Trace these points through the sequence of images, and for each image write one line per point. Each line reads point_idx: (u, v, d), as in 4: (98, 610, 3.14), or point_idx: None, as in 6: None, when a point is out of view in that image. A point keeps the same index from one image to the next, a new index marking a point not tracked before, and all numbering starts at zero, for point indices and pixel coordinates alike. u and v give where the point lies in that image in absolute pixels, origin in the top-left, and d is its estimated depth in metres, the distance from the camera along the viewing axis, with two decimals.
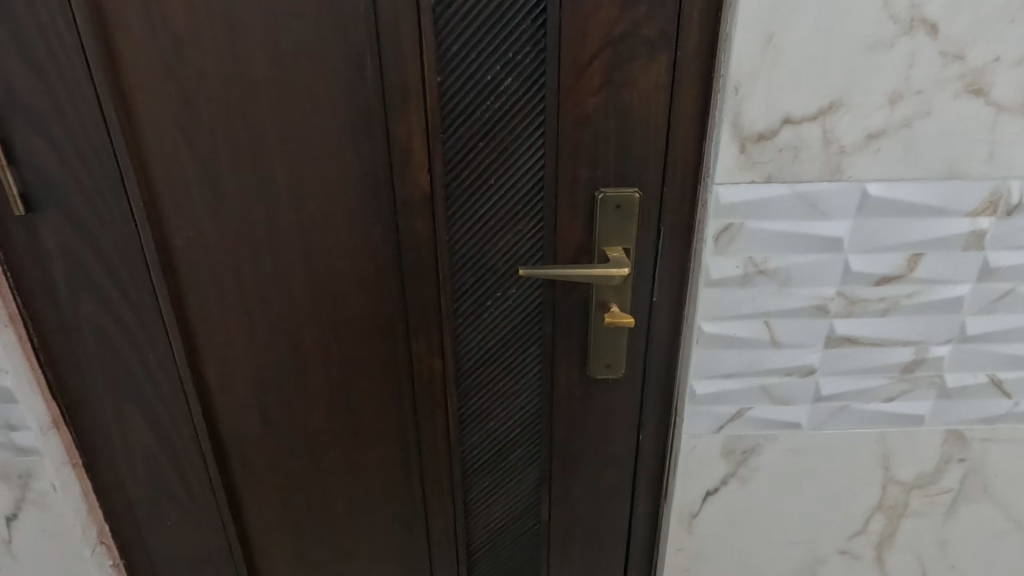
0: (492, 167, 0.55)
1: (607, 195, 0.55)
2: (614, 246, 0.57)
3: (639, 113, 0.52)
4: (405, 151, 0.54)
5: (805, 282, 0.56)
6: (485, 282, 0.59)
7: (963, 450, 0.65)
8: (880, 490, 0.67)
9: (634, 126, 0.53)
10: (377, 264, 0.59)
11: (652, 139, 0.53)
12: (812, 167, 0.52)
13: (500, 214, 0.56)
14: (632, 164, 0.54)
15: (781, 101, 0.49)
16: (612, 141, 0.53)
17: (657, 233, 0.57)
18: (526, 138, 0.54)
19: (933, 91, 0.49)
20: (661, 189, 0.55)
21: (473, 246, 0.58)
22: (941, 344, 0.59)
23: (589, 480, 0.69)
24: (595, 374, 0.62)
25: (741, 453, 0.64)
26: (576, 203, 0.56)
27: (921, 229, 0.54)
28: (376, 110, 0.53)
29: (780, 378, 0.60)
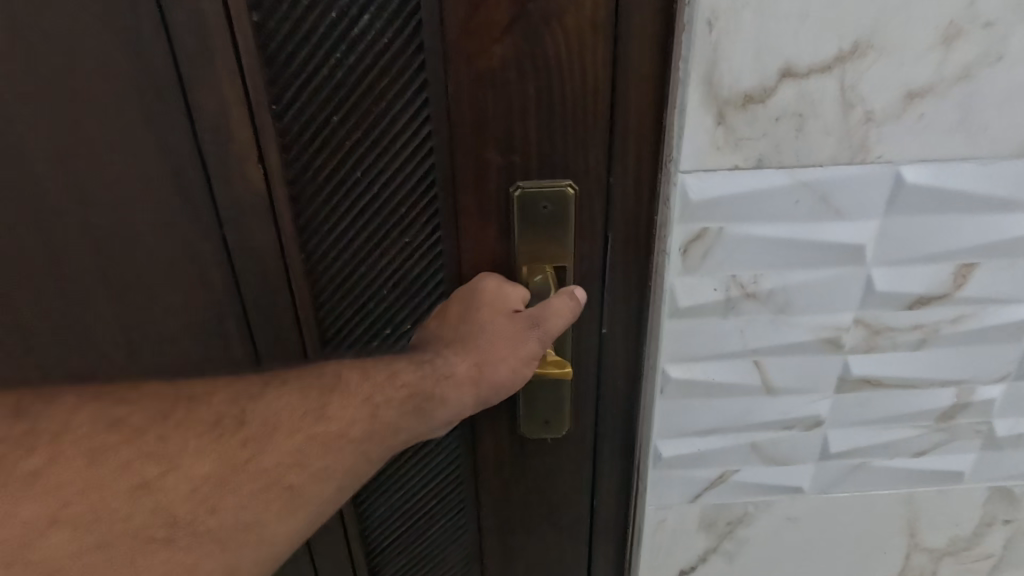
0: (353, 149, 0.39)
1: (529, 189, 0.38)
2: (545, 265, 0.40)
3: (569, 67, 0.35)
4: (220, 127, 0.38)
5: (812, 308, 0.40)
6: (360, 304, 0.44)
7: (1011, 509, 0.50)
8: (904, 560, 0.52)
9: (562, 87, 0.35)
10: (218, 286, 0.44)
11: (591, 108, 0.36)
12: (824, 144, 0.35)
13: (372, 215, 0.41)
14: (564, 147, 0.37)
15: (777, 44, 0.32)
16: (533, 112, 0.36)
17: (604, 244, 0.40)
18: (402, 110, 0.37)
19: (1009, 23, 0.32)
20: (606, 180, 0.38)
21: (337, 256, 0.43)
22: (992, 383, 0.43)
23: (530, 563, 0.53)
24: (528, 433, 0.45)
25: (725, 525, 0.49)
26: (484, 203, 0.39)
27: (977, 230, 0.37)
28: (180, 69, 0.36)
29: (776, 433, 0.45)
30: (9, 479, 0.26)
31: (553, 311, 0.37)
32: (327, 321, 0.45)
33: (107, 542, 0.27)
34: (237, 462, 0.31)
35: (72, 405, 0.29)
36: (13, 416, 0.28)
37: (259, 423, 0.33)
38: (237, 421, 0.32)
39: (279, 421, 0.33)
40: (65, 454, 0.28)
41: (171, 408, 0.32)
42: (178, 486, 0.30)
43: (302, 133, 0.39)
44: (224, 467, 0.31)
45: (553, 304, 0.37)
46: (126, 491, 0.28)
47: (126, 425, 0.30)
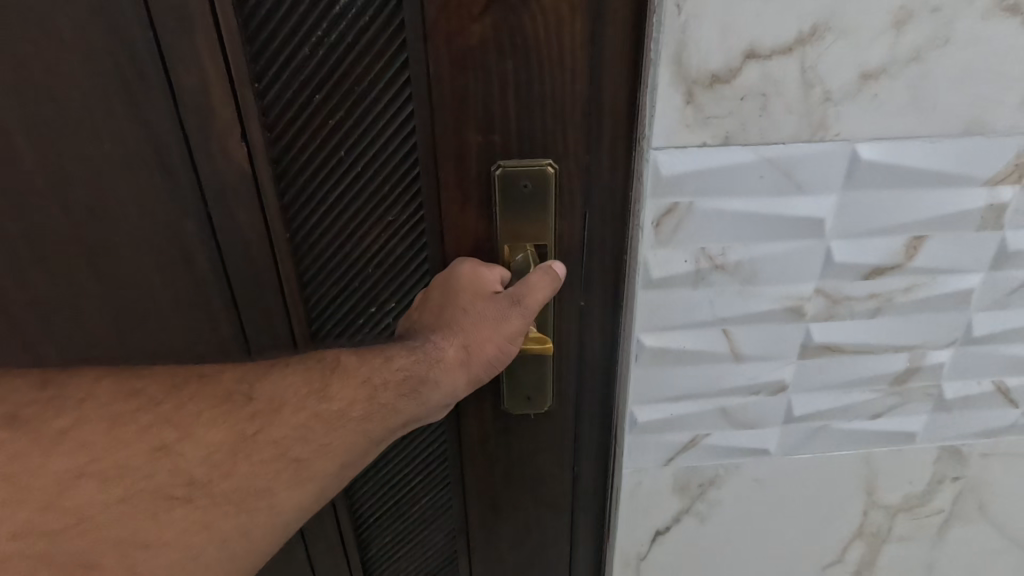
0: (336, 128, 0.40)
1: (509, 169, 0.39)
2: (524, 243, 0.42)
3: (546, 46, 0.36)
4: (201, 106, 0.39)
5: (775, 279, 0.42)
6: (346, 279, 0.46)
7: (959, 467, 0.54)
8: (862, 516, 0.56)
9: (540, 67, 0.36)
10: (202, 262, 0.45)
11: (569, 88, 0.37)
12: (787, 122, 0.37)
13: (356, 192, 0.42)
14: (541, 126, 0.38)
15: (742, 26, 0.34)
16: (511, 92, 0.37)
17: (583, 223, 0.41)
18: (383, 90, 0.39)
19: (955, 8, 0.34)
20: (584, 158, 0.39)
21: (321, 234, 0.44)
22: (942, 348, 0.47)
23: (515, 530, 0.55)
24: (512, 408, 0.47)
25: (698, 487, 0.52)
26: (466, 181, 0.40)
27: (926, 203, 0.40)
28: (161, 44, 0.37)
29: (745, 398, 0.47)
30: (42, 434, 0.29)
31: (532, 286, 0.39)
32: (313, 296, 0.47)
33: (126, 497, 0.30)
34: (246, 433, 0.34)
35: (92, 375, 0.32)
36: (42, 381, 0.30)
37: (266, 400, 0.35)
38: (247, 396, 0.35)
39: (285, 401, 0.35)
40: (91, 419, 0.30)
41: (186, 382, 0.34)
42: (194, 452, 0.32)
43: (286, 112, 0.40)
44: (234, 439, 0.34)
45: (532, 280, 0.39)
46: (147, 452, 0.31)
47: (142, 394, 0.32)
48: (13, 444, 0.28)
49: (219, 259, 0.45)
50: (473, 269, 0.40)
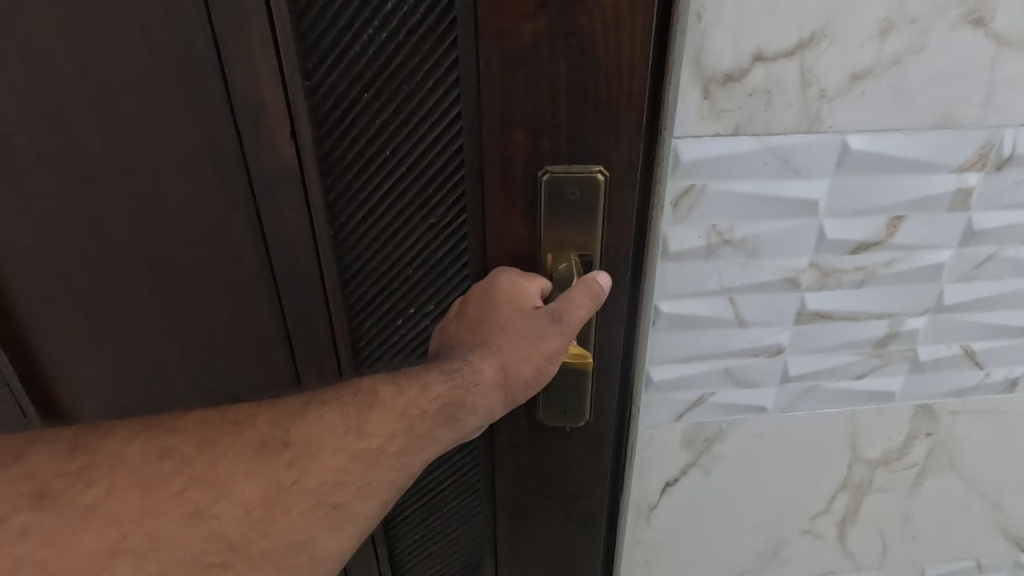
0: (382, 116, 0.46)
1: (556, 175, 0.44)
2: (571, 235, 0.46)
3: (598, 52, 0.39)
4: (253, 96, 0.47)
5: (775, 253, 0.48)
6: (381, 252, 0.52)
7: (931, 424, 0.61)
8: (846, 470, 0.63)
9: (593, 71, 0.40)
10: (246, 228, 0.53)
11: (616, 93, 0.41)
12: (788, 116, 0.43)
13: (396, 174, 0.48)
14: (590, 124, 0.42)
15: (753, 33, 0.40)
16: (563, 93, 0.41)
17: (620, 228, 0.46)
18: (429, 111, 0.45)
19: (930, 20, 0.41)
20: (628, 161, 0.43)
21: (358, 210, 0.51)
22: (917, 315, 0.54)
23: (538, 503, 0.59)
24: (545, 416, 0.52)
25: (703, 441, 0.58)
26: (513, 180, 0.44)
27: (905, 186, 0.47)
28: (220, 43, 0.45)
29: (747, 359, 0.54)
30: (74, 510, 0.32)
31: (571, 305, 0.44)
32: (347, 266, 0.54)
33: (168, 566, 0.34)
34: (285, 484, 0.38)
35: (126, 437, 0.36)
36: (73, 450, 0.34)
37: (302, 445, 0.39)
38: (283, 443, 0.39)
39: (320, 443, 0.39)
40: (121, 486, 0.34)
41: (219, 436, 0.38)
42: (228, 511, 0.36)
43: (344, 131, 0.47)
44: (269, 492, 0.37)
45: (573, 297, 0.44)
46: (183, 516, 0.35)
47: (176, 453, 0.36)
48: (47, 525, 0.32)
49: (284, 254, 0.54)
50: (515, 288, 0.45)
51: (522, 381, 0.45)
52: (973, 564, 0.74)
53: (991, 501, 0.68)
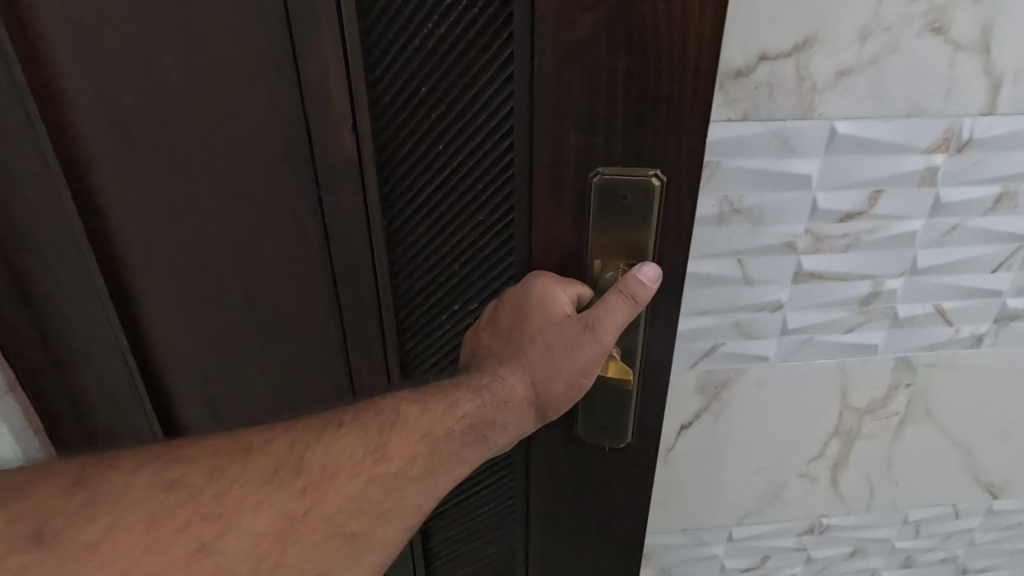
0: (438, 109, 0.49)
1: (608, 177, 0.45)
2: (621, 237, 0.47)
3: (661, 50, 0.40)
4: (321, 92, 0.53)
5: (776, 220, 0.58)
6: (429, 238, 0.55)
7: (910, 375, 0.70)
8: (838, 417, 0.72)
9: (652, 68, 0.41)
10: (308, 208, 0.59)
11: (673, 96, 0.42)
12: (786, 105, 0.53)
13: (449, 164, 0.51)
14: (648, 124, 0.43)
15: (758, 37, 0.50)
16: (620, 90, 0.42)
17: (665, 233, 0.47)
18: (481, 112, 0.47)
19: (899, 28, 0.51)
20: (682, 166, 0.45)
21: (411, 197, 0.54)
22: (896, 277, 0.63)
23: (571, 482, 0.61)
24: (586, 429, 0.56)
25: (715, 387, 0.68)
26: (568, 176, 0.46)
27: (883, 164, 0.57)
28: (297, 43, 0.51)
29: (752, 313, 0.63)
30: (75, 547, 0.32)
31: (604, 316, 0.46)
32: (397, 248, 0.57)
33: None
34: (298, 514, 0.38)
35: (131, 469, 0.36)
36: (73, 484, 0.34)
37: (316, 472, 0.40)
38: (295, 470, 0.39)
39: (335, 470, 0.40)
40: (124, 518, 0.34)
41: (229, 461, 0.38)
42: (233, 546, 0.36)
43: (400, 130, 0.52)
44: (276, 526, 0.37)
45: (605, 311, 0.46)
46: (188, 552, 0.34)
47: (180, 483, 0.36)
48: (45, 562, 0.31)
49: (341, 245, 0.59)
50: (550, 295, 0.47)
51: (552, 394, 0.48)
52: (950, 509, 0.84)
53: (964, 449, 0.78)
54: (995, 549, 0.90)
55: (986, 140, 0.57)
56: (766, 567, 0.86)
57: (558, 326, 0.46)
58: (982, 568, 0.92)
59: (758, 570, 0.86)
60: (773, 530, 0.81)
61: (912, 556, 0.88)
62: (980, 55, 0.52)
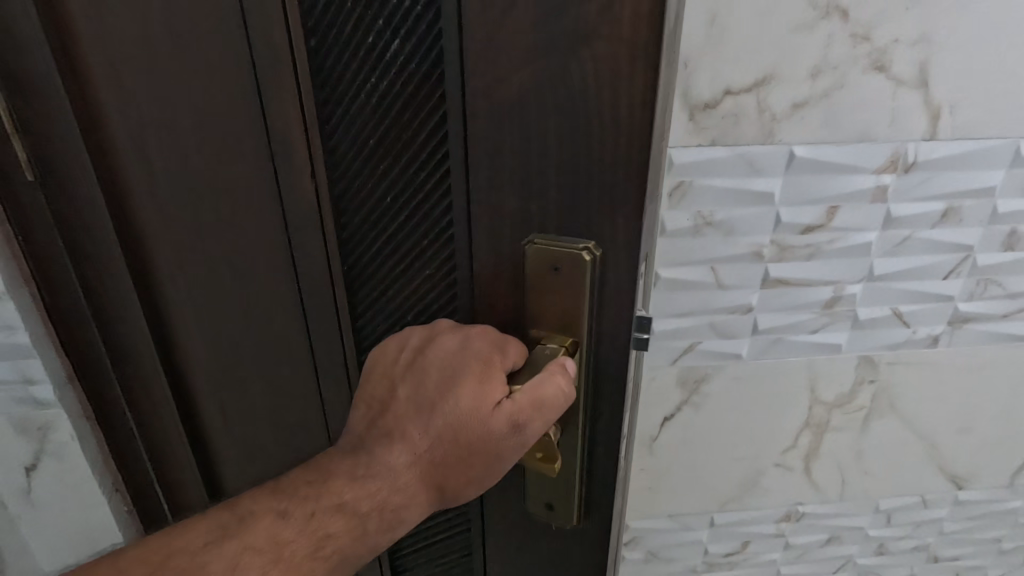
0: (384, 160, 0.49)
1: (542, 245, 0.46)
2: (557, 304, 0.47)
3: (596, 112, 0.40)
4: (278, 140, 0.51)
5: (744, 232, 0.66)
6: (383, 285, 0.54)
7: (873, 372, 0.77)
8: (808, 410, 0.79)
9: (585, 130, 0.40)
10: (269, 253, 0.57)
11: (604, 158, 0.41)
12: (750, 132, 0.61)
13: (397, 214, 0.50)
14: (585, 184, 0.42)
15: (723, 75, 0.58)
16: (552, 150, 0.42)
17: (597, 306, 0.47)
18: (426, 165, 0.47)
19: (847, 66, 0.58)
20: (616, 238, 0.44)
21: (367, 245, 0.53)
22: (855, 283, 0.71)
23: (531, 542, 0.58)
24: (531, 506, 0.56)
25: (694, 381, 0.75)
26: (508, 232, 0.46)
27: (838, 183, 0.64)
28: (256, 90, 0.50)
29: (726, 315, 0.71)
30: None
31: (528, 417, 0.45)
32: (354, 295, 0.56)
33: None
34: None
35: None
36: None
37: None
38: None
39: None
40: None
41: None
42: None
43: (351, 185, 0.51)
44: None
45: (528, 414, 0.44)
46: None
47: None
48: None
49: (305, 306, 0.58)
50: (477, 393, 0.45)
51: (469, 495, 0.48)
52: (918, 499, 0.90)
53: (928, 441, 0.84)
54: (965, 537, 0.96)
55: (930, 162, 0.64)
56: (747, 552, 0.92)
57: (480, 428, 0.45)
58: (954, 556, 0.98)
59: (739, 555, 0.93)
60: (753, 516, 0.88)
61: (885, 544, 0.95)
62: (919, 89, 0.60)
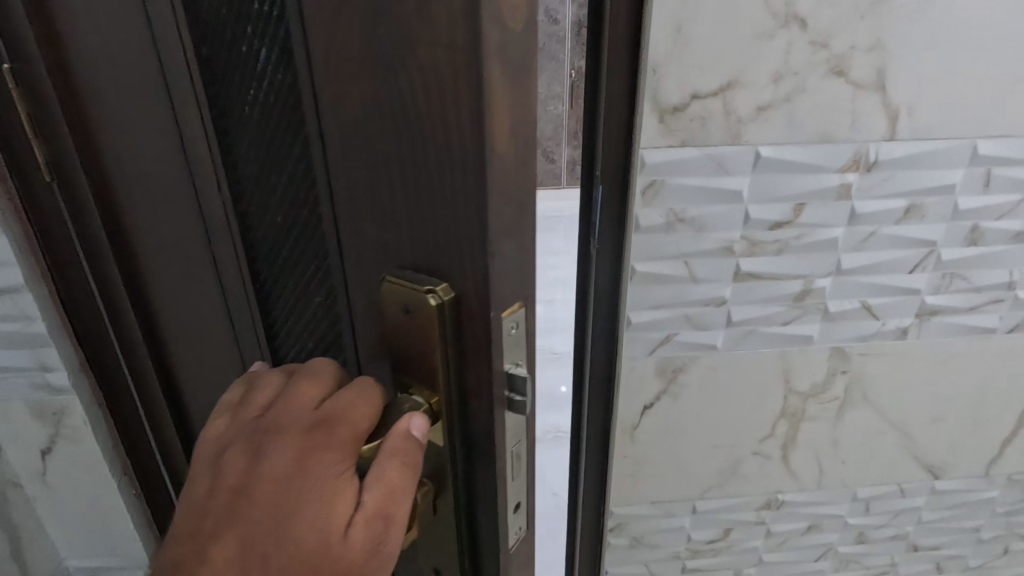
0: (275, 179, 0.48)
1: (396, 283, 0.38)
2: (412, 351, 0.39)
3: (427, 133, 0.33)
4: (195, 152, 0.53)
5: (715, 228, 0.70)
6: (290, 302, 0.54)
7: (845, 363, 0.81)
8: (783, 400, 0.83)
9: (420, 156, 0.34)
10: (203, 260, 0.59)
11: (443, 188, 0.34)
12: (717, 133, 0.64)
13: (289, 233, 0.49)
14: (428, 219, 0.35)
15: (690, 81, 0.61)
16: (393, 178, 0.36)
17: (456, 360, 0.38)
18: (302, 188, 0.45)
19: (807, 72, 0.62)
20: (467, 278, 0.35)
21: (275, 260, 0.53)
22: (824, 276, 0.74)
23: None
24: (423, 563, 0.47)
25: (672, 371, 0.79)
26: (369, 268, 0.40)
27: (803, 181, 0.68)
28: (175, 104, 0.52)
29: (701, 307, 0.74)
30: None
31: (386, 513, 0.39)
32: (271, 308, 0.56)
33: None
34: None
35: None
36: None
37: None
38: None
39: None
40: None
41: None
42: None
43: (258, 197, 0.51)
44: None
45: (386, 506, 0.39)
46: None
47: None
48: None
49: (234, 312, 0.60)
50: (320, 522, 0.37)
51: None
52: (896, 488, 0.93)
53: (902, 431, 0.87)
54: (944, 526, 0.99)
55: (892, 161, 0.67)
56: (729, 539, 0.96)
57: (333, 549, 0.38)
58: (934, 545, 1.01)
59: (722, 542, 0.96)
60: (733, 504, 0.91)
61: (865, 532, 0.98)
62: (878, 93, 0.64)
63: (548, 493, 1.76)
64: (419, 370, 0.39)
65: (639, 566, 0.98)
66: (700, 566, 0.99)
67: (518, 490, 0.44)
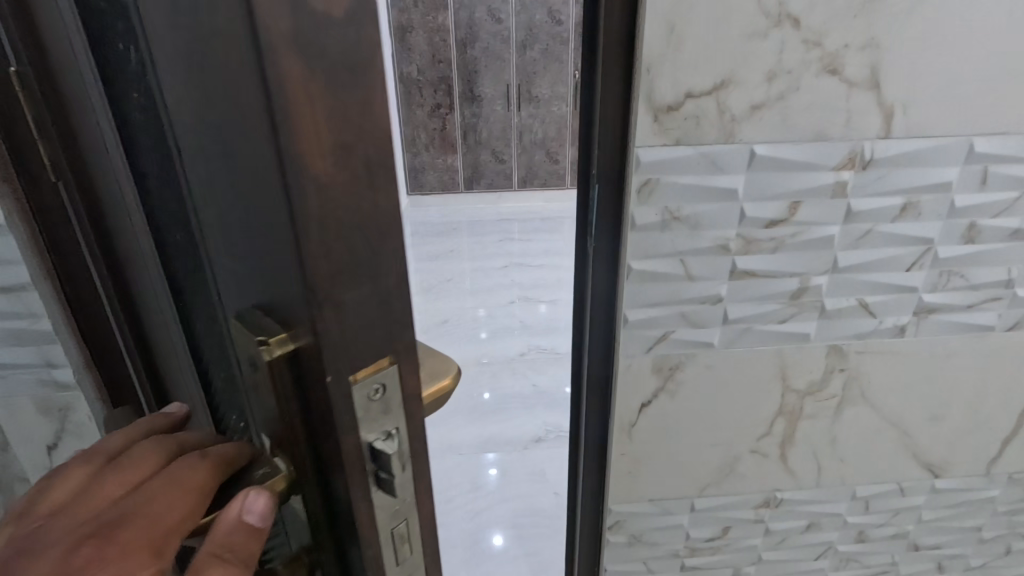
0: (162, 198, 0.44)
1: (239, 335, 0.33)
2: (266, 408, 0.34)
3: (237, 153, 0.27)
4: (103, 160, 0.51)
5: (711, 226, 0.70)
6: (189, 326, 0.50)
7: (843, 361, 0.81)
8: (781, 398, 0.83)
9: (239, 181, 0.28)
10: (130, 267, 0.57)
11: (262, 223, 0.28)
12: (711, 132, 0.65)
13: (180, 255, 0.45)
14: (258, 256, 0.30)
15: (684, 80, 0.62)
16: (227, 204, 0.31)
17: (307, 424, 0.33)
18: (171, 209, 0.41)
19: (801, 71, 0.63)
20: (302, 333, 0.30)
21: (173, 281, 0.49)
22: (821, 274, 0.74)
23: None
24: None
25: (668, 369, 0.79)
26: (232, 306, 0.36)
27: (798, 179, 0.68)
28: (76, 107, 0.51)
29: (697, 305, 0.75)
30: None
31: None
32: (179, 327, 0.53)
33: None
34: None
35: None
36: None
37: None
38: None
39: None
40: None
41: None
42: None
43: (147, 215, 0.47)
44: None
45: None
46: None
47: None
48: None
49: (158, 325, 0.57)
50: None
51: None
52: (895, 487, 0.93)
53: (900, 429, 0.87)
54: (944, 525, 0.98)
55: (887, 158, 0.68)
56: (728, 538, 0.96)
57: None
58: (934, 544, 1.01)
59: (720, 541, 0.96)
60: (732, 502, 0.92)
61: (864, 531, 0.98)
62: (872, 90, 0.64)
63: (549, 492, 1.76)
64: (279, 440, 0.35)
65: (638, 563, 0.98)
66: (699, 564, 0.99)
67: (408, 571, 0.39)
